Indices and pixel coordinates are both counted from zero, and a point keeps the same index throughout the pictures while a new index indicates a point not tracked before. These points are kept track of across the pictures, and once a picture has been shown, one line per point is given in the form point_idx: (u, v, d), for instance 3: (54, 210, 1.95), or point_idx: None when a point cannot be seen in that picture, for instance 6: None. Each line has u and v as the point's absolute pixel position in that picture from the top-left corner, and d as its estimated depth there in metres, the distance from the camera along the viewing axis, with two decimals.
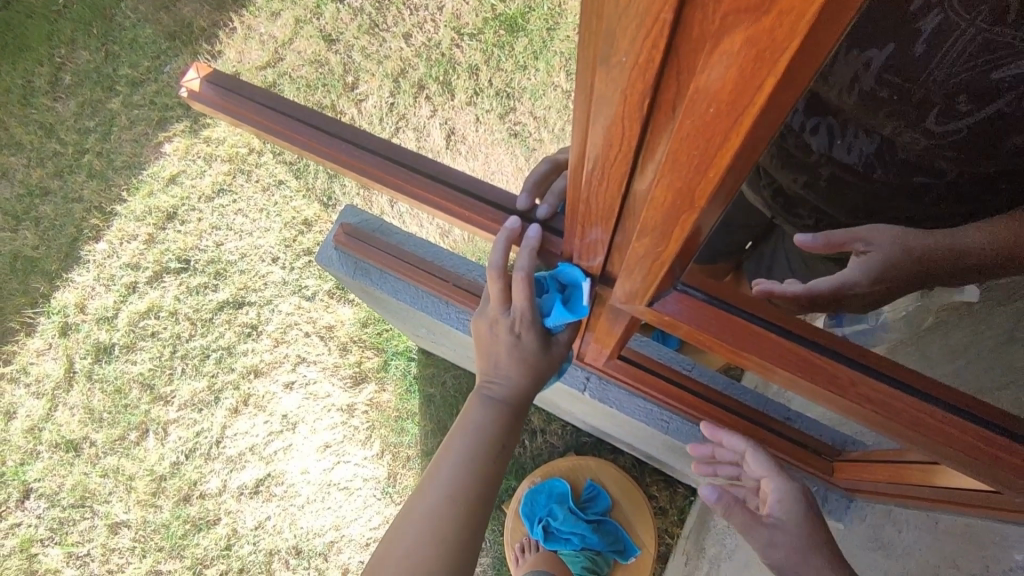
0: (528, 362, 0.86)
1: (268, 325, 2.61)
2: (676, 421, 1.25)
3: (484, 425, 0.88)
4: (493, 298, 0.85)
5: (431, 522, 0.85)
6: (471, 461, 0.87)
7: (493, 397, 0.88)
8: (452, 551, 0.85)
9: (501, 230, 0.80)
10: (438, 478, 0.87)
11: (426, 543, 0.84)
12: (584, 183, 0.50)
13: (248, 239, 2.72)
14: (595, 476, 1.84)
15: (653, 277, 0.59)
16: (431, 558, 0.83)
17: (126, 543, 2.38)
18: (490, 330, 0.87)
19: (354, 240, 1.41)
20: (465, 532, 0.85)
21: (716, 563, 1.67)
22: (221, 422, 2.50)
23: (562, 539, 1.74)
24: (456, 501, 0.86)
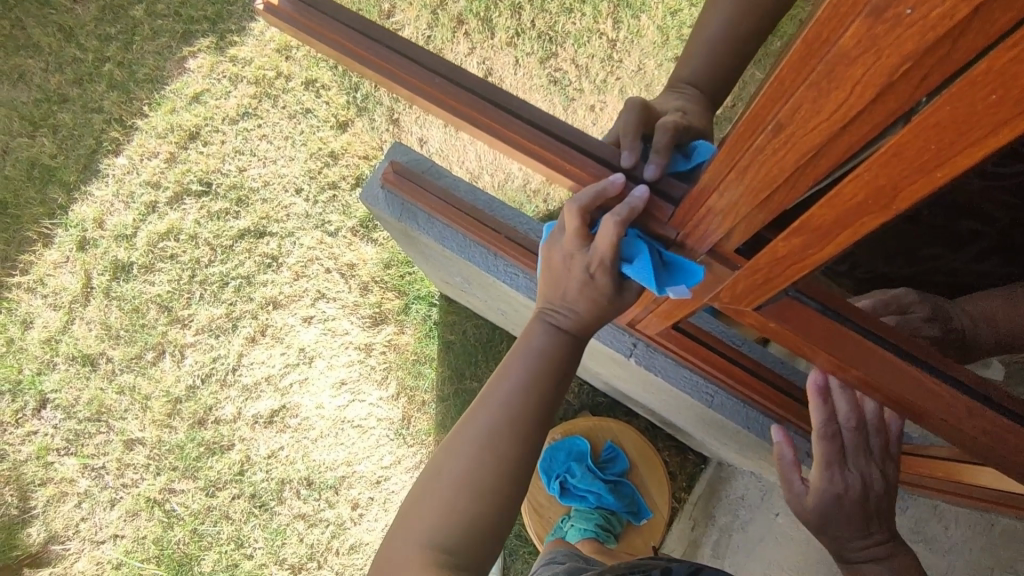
0: (599, 305, 0.79)
1: (289, 257, 2.57)
2: (720, 396, 1.21)
3: (546, 350, 0.82)
4: (572, 233, 0.76)
5: (485, 442, 0.80)
6: (529, 383, 0.82)
7: (557, 328, 0.82)
8: (506, 473, 0.80)
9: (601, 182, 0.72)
10: (495, 398, 0.82)
11: (480, 460, 0.80)
12: (750, 148, 0.46)
13: (272, 167, 2.65)
14: (615, 438, 1.84)
15: (796, 264, 0.56)
16: (484, 479, 0.80)
17: (140, 460, 2.41)
18: (563, 262, 0.79)
19: (403, 180, 1.35)
20: (519, 452, 0.81)
21: (728, 533, 1.68)
22: (238, 350, 2.50)
23: (577, 496, 1.76)
24: (514, 422, 0.81)
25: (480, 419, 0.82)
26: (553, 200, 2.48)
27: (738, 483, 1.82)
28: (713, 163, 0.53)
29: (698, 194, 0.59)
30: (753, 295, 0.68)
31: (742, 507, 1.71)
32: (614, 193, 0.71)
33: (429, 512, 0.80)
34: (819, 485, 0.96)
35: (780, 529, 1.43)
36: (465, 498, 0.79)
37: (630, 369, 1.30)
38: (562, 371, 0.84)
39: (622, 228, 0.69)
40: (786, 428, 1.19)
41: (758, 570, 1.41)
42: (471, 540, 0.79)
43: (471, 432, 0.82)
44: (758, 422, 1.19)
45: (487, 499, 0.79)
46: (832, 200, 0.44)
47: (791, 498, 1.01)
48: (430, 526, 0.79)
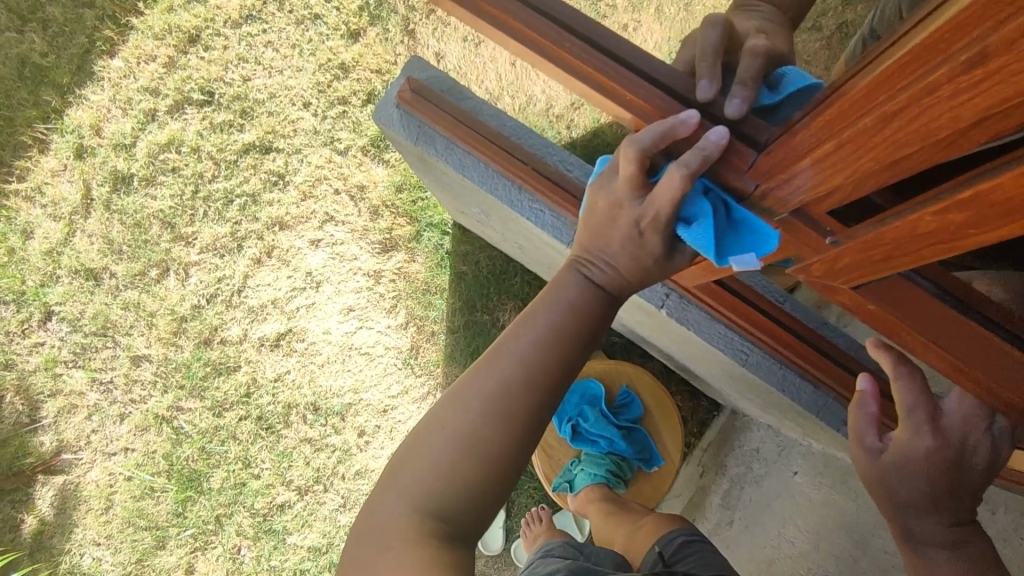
0: (643, 263, 0.69)
1: (296, 176, 2.47)
2: (756, 355, 1.12)
3: (576, 308, 0.72)
4: (625, 180, 0.64)
5: (496, 403, 0.71)
6: (552, 345, 0.72)
7: (591, 282, 0.72)
8: (517, 439, 0.72)
9: (670, 120, 0.60)
10: (511, 357, 0.72)
11: (487, 425, 0.71)
12: (907, 89, 0.37)
13: (278, 78, 2.51)
14: (631, 382, 1.78)
15: (929, 250, 0.49)
16: (490, 446, 0.71)
17: (148, 376, 2.39)
18: (608, 212, 0.68)
19: (421, 100, 1.19)
20: (532, 418, 0.72)
21: (739, 484, 1.65)
22: (243, 271, 2.43)
23: (589, 440, 1.72)
24: (529, 387, 0.72)
25: (490, 378, 0.72)
26: (577, 126, 2.30)
27: (753, 435, 1.77)
28: (842, 102, 0.44)
29: (791, 149, 0.52)
30: (859, 271, 0.59)
31: (757, 460, 1.66)
32: (684, 134, 0.59)
33: (422, 474, 0.72)
34: (903, 439, 0.82)
35: (798, 489, 1.38)
36: (467, 464, 0.71)
37: (659, 319, 1.21)
38: (586, 334, 0.73)
39: (690, 182, 0.58)
40: (823, 394, 1.10)
41: (772, 527, 1.40)
42: (466, 506, 0.72)
43: (479, 392, 0.72)
44: (793, 385, 1.11)
45: (491, 467, 0.72)
46: (992, 179, 0.37)
47: (858, 451, 0.89)
48: (423, 489, 0.71)
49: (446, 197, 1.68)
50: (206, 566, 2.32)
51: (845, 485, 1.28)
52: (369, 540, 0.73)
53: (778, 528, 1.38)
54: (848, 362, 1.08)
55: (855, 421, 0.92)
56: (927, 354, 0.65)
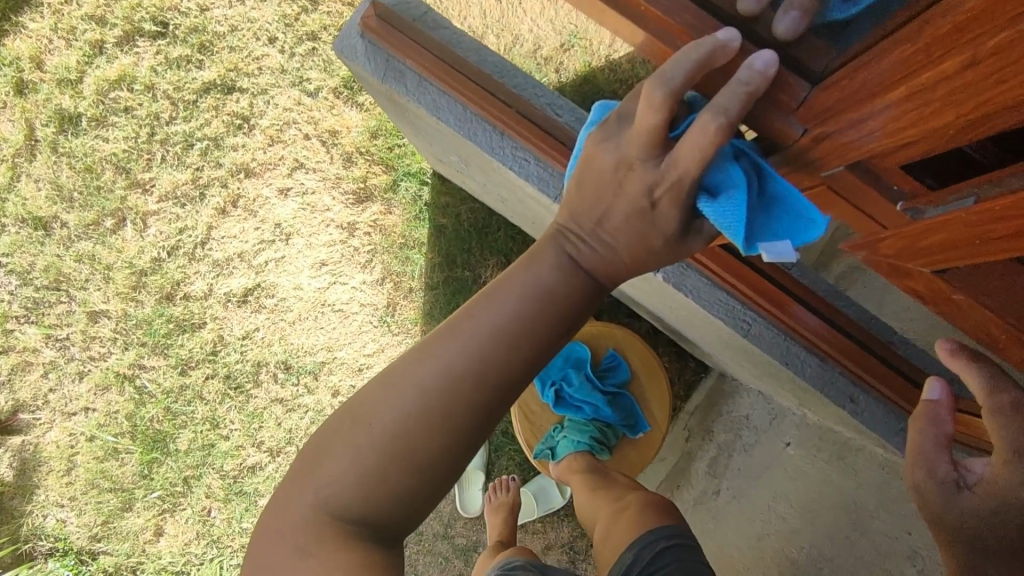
0: (649, 239, 0.58)
1: (262, 119, 2.28)
2: (761, 327, 1.01)
3: (548, 293, 0.61)
4: (642, 136, 0.51)
5: (439, 401, 0.60)
6: (510, 338, 0.60)
7: (575, 262, 0.61)
8: (458, 442, 0.62)
9: (700, 43, 0.49)
10: (461, 348, 0.60)
11: (426, 426, 0.60)
12: (1004, 30, 0.35)
13: (240, 8, 2.30)
14: (618, 346, 1.68)
15: (997, 228, 0.46)
16: (427, 449, 0.61)
17: (106, 333, 2.25)
18: (612, 176, 0.56)
19: (387, 27, 1.01)
20: (479, 420, 0.62)
21: (726, 452, 1.59)
22: (206, 222, 2.27)
23: (573, 407, 1.62)
24: (479, 387, 0.60)
25: (434, 371, 0.60)
26: (568, 70, 2.14)
27: (742, 401, 1.69)
28: (927, 35, 0.41)
29: (864, 82, 0.48)
30: (943, 255, 0.54)
31: (745, 428, 1.58)
32: (724, 62, 0.49)
33: (346, 473, 0.61)
34: (1002, 479, 0.65)
35: (790, 461, 1.32)
36: (397, 467, 0.61)
37: (654, 283, 1.10)
38: (553, 327, 0.61)
39: (727, 135, 0.47)
40: (830, 368, 1.01)
41: (762, 502, 1.33)
42: (392, 510, 0.63)
43: (420, 385, 0.60)
44: (799, 358, 1.01)
45: (425, 471, 0.62)
46: None
47: (921, 475, 0.71)
48: (345, 492, 0.61)
49: (423, 144, 1.52)
50: (175, 529, 2.25)
51: (843, 461, 1.22)
52: (277, 540, 0.62)
53: (768, 502, 1.32)
54: (860, 333, 0.98)
55: (918, 439, 0.74)
56: (1017, 352, 0.58)
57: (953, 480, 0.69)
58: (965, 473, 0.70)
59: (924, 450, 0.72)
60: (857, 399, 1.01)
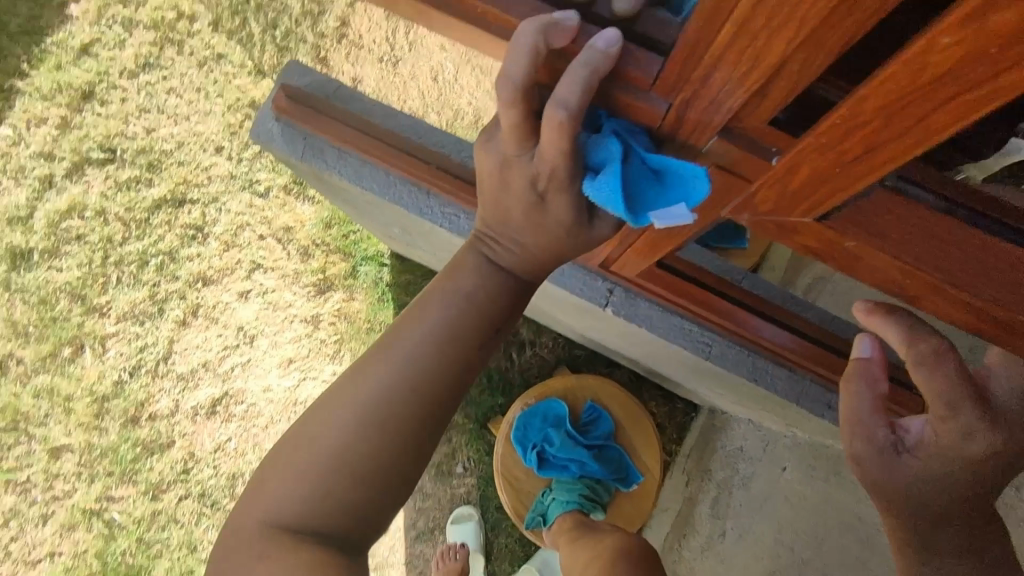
0: (553, 233, 0.56)
1: (216, 226, 2.29)
2: (722, 347, 0.98)
3: (474, 297, 0.58)
4: (509, 133, 0.49)
5: (378, 408, 0.56)
6: (445, 340, 0.57)
7: (495, 265, 0.59)
8: (405, 452, 0.57)
9: (532, 21, 0.44)
10: (398, 357, 0.57)
11: (373, 439, 0.56)
12: None
13: (185, 125, 2.36)
14: (597, 396, 1.62)
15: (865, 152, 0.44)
16: (371, 461, 0.56)
17: (70, 468, 2.15)
18: (497, 176, 0.54)
19: (300, 107, 1.02)
20: (423, 427, 0.57)
21: (726, 489, 1.51)
22: (167, 336, 2.22)
23: (558, 467, 1.54)
24: (418, 391, 0.57)
25: (374, 383, 0.57)
26: None
27: (735, 433, 1.63)
28: None
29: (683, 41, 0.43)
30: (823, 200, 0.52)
31: (741, 460, 1.51)
32: (563, 43, 0.44)
33: (288, 493, 0.56)
34: (940, 436, 0.63)
35: (788, 486, 1.26)
36: (342, 480, 0.55)
37: (606, 319, 1.07)
38: (489, 330, 0.59)
39: (575, 126, 0.45)
40: (800, 378, 0.97)
41: (766, 535, 1.25)
42: (344, 530, 0.56)
43: (362, 398, 0.57)
44: (766, 372, 0.97)
45: (373, 485, 0.57)
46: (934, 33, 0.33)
47: (859, 445, 0.68)
48: (288, 512, 0.55)
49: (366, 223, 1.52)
50: None
51: (841, 477, 1.16)
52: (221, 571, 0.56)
53: (774, 535, 1.23)
54: (829, 339, 0.90)
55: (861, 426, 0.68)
56: (927, 295, 0.56)
57: (891, 447, 0.67)
58: (903, 435, 0.67)
59: (859, 415, 0.69)
60: (835, 405, 0.96)
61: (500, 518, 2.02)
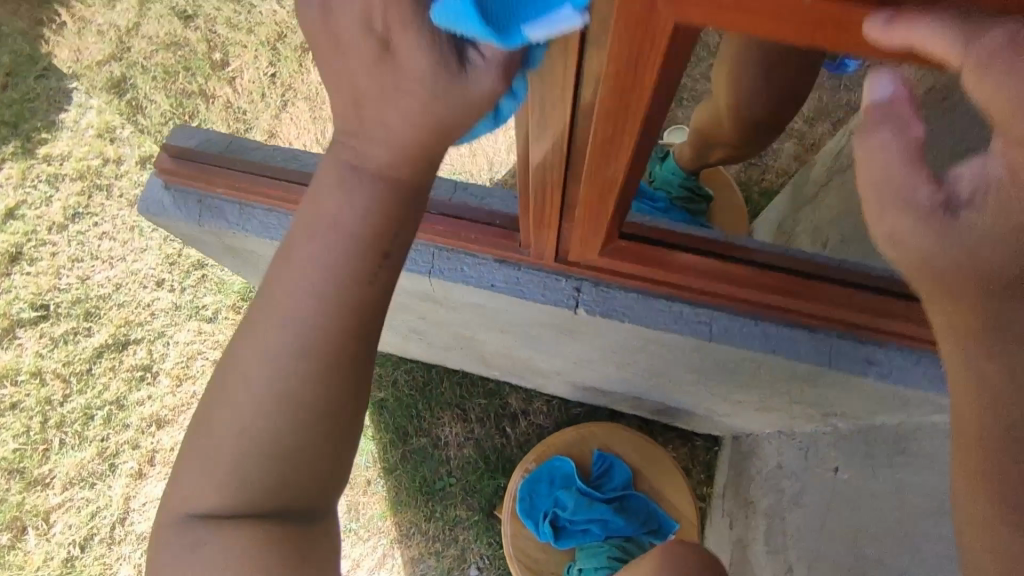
0: (416, 99, 0.45)
1: (164, 362, 2.13)
2: (722, 320, 0.83)
3: (346, 224, 0.48)
4: None
5: (274, 375, 0.50)
6: (328, 287, 0.49)
7: (361, 168, 0.47)
8: (316, 413, 0.51)
9: None
10: (281, 321, 0.50)
11: (272, 411, 0.51)
12: None
13: (121, 265, 2.24)
14: (604, 444, 1.43)
15: None
16: (281, 431, 0.51)
17: None
18: (324, 32, 0.44)
19: (188, 168, 0.91)
20: (329, 384, 0.51)
21: (775, 516, 1.30)
22: (121, 494, 2.02)
23: (577, 533, 1.31)
24: (311, 349, 0.50)
25: (262, 354, 0.51)
26: None
27: (768, 451, 1.44)
28: None
29: None
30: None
31: (784, 477, 1.32)
32: None
33: (208, 477, 0.52)
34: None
35: (848, 487, 1.07)
36: (256, 455, 0.51)
37: (586, 327, 0.92)
38: (378, 260, 0.49)
39: None
40: (825, 336, 0.82)
41: (842, 551, 1.02)
42: (274, 501, 0.53)
43: (254, 370, 0.51)
44: (783, 340, 0.82)
45: (291, 454, 0.52)
46: None
47: (892, 218, 0.47)
48: (212, 493, 0.53)
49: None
50: None
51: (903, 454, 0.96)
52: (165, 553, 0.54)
53: (850, 548, 1.01)
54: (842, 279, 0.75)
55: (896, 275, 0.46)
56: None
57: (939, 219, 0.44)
58: (954, 192, 0.45)
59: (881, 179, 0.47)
60: (875, 358, 0.81)
61: None
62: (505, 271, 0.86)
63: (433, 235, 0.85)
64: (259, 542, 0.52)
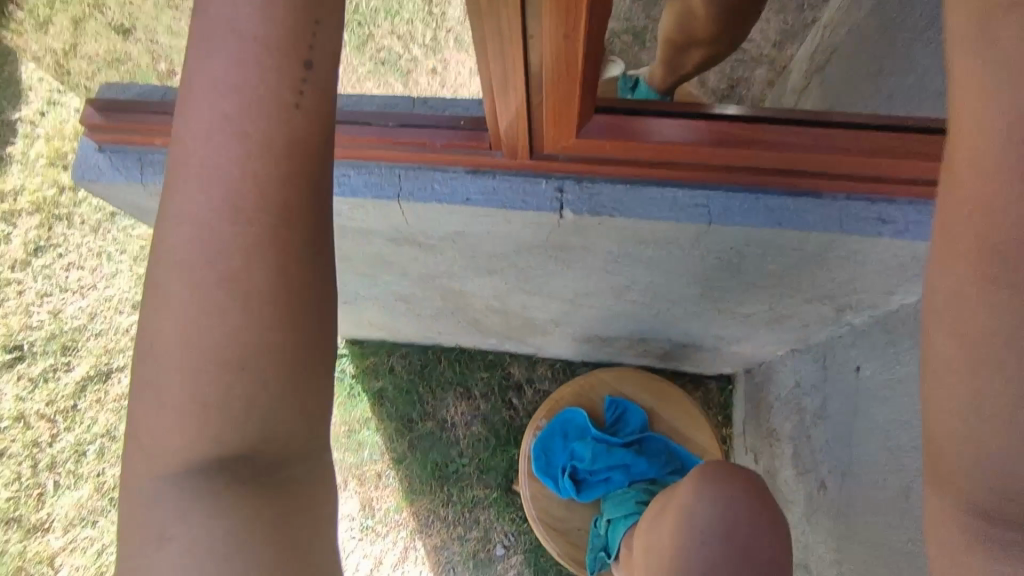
0: None
1: None
2: (720, 200, 0.75)
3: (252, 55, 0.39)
4: None
5: (209, 255, 0.38)
6: (248, 126, 0.38)
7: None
8: (277, 293, 0.38)
9: None
10: (203, 186, 0.38)
11: (209, 308, 0.37)
12: None
13: (93, 293, 2.10)
14: (614, 388, 1.35)
15: None
16: (238, 326, 0.37)
17: None
18: None
19: (114, 120, 0.82)
20: (281, 254, 0.39)
21: (804, 436, 1.22)
22: None
23: (600, 484, 1.23)
24: (248, 207, 0.38)
25: (180, 235, 0.38)
26: None
27: (784, 374, 1.36)
28: None
29: None
30: None
31: (804, 396, 1.24)
32: None
33: (158, 427, 0.37)
34: None
35: (871, 385, 0.98)
36: (208, 369, 0.37)
37: (574, 243, 0.85)
38: (299, 85, 0.40)
39: None
40: (832, 201, 0.74)
41: (881, 452, 0.94)
42: (255, 429, 0.38)
43: (175, 264, 0.38)
44: (788, 212, 0.74)
45: (256, 353, 0.38)
46: None
47: None
48: (167, 447, 0.37)
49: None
50: None
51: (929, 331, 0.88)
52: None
53: (887, 448, 0.93)
54: (844, 127, 0.68)
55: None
56: None
57: None
58: None
59: None
60: (889, 216, 0.74)
61: None
62: (479, 181, 0.79)
63: (397, 149, 0.78)
64: (235, 492, 0.36)
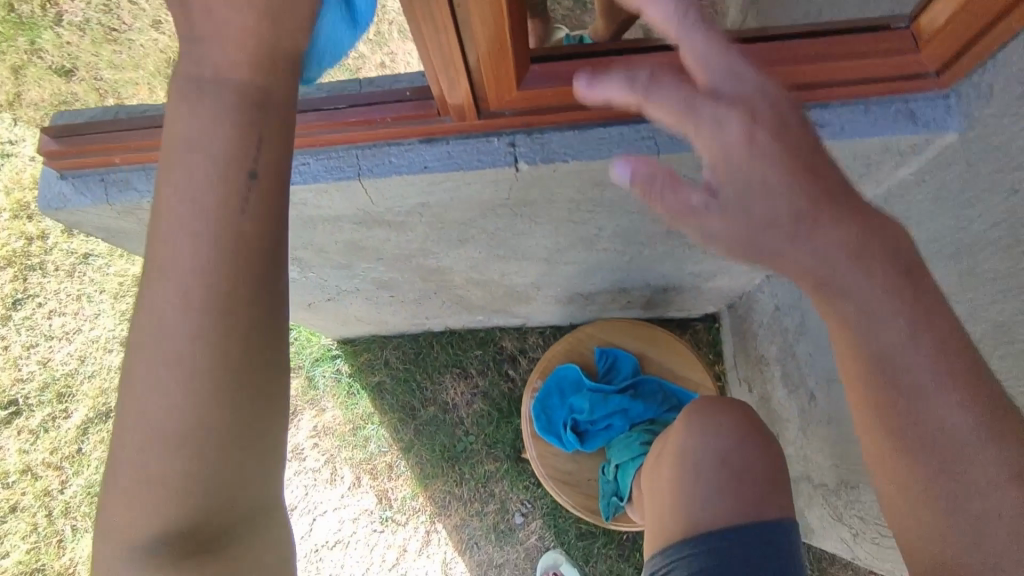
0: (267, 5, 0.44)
1: None
2: (665, 130, 0.79)
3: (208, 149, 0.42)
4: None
5: (166, 337, 0.41)
6: (202, 213, 0.42)
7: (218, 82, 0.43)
8: (228, 371, 0.42)
9: None
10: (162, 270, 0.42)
11: (163, 387, 0.41)
12: None
13: (80, 337, 2.07)
14: (602, 340, 1.38)
15: None
16: (197, 403, 0.41)
17: None
18: None
19: (66, 146, 0.83)
20: (231, 338, 0.42)
21: (789, 356, 1.27)
22: None
23: (602, 433, 1.27)
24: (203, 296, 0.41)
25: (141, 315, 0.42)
26: None
27: (763, 302, 1.41)
28: None
29: None
30: None
31: (784, 318, 1.28)
32: None
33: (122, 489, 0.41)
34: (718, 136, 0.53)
35: None
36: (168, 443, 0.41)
37: (536, 194, 0.88)
38: (244, 176, 0.43)
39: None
40: None
41: None
42: (206, 496, 0.42)
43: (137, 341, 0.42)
44: None
45: (210, 428, 0.41)
46: None
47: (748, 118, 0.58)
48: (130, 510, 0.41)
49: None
50: None
51: None
52: None
53: None
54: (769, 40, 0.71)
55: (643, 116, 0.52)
56: None
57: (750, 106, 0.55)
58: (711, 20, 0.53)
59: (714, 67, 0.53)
60: (824, 120, 0.77)
61: (590, 544, 1.71)
62: (434, 149, 0.81)
63: (351, 130, 0.80)
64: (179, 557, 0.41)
